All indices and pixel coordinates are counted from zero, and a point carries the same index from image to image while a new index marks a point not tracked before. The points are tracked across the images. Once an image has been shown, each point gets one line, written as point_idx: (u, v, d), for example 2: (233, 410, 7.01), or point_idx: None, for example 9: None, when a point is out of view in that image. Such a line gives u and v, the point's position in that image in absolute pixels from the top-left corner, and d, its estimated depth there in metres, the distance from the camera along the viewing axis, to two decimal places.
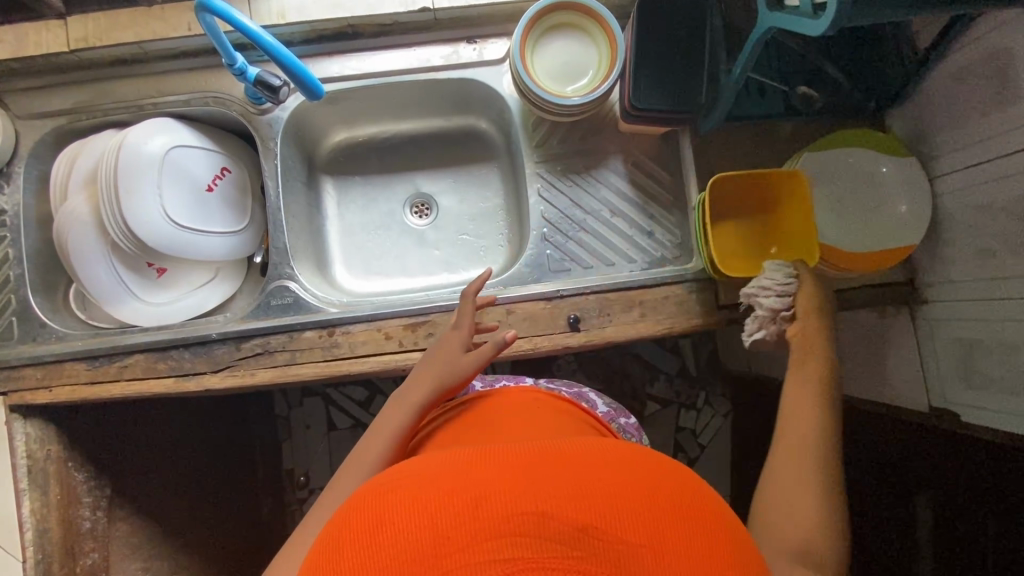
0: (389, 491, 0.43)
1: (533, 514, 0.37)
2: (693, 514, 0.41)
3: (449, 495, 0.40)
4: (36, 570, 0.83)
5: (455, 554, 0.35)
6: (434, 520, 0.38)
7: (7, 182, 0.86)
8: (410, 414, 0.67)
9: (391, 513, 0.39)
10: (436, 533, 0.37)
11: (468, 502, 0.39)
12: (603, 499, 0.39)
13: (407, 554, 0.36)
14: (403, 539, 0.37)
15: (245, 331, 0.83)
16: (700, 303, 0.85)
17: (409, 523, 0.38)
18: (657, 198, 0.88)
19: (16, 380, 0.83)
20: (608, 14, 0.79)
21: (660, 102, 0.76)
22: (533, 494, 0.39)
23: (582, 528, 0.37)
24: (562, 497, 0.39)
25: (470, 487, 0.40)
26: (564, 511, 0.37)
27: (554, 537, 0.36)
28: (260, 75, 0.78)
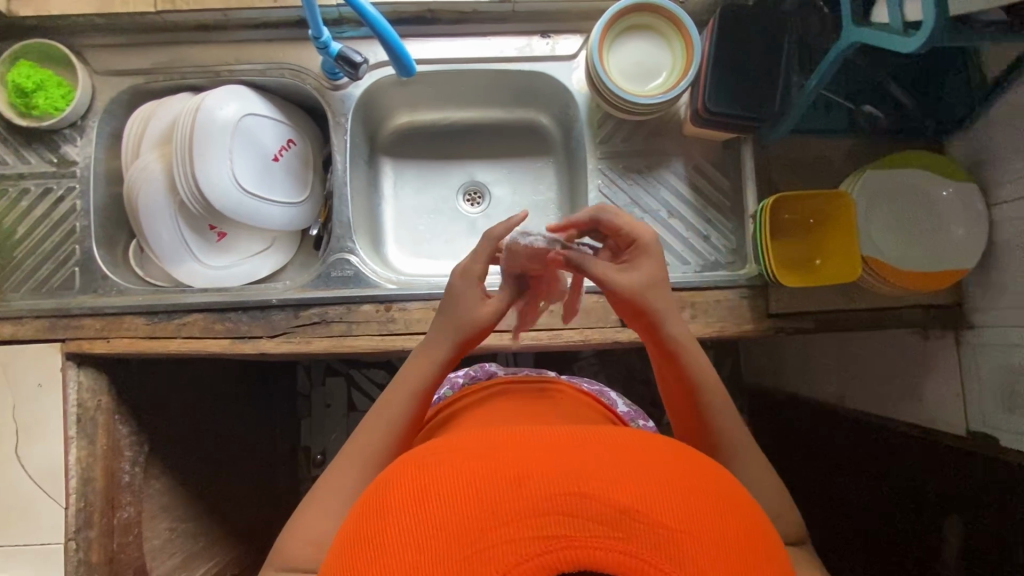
0: (434, 461, 0.43)
1: (577, 495, 0.37)
2: (732, 505, 0.40)
3: (493, 469, 0.40)
4: (77, 517, 0.84)
5: (499, 529, 0.36)
6: (479, 493, 0.38)
7: (80, 135, 0.88)
8: (430, 371, 0.65)
9: (437, 484, 0.40)
10: (480, 506, 0.37)
11: (511, 477, 0.39)
12: (644, 481, 0.39)
13: (453, 526, 0.37)
14: (449, 510, 0.38)
15: (304, 299, 0.84)
16: (751, 309, 0.86)
17: (455, 494, 0.39)
18: (716, 203, 0.89)
19: (75, 329, 0.84)
20: (688, 18, 0.80)
21: (734, 108, 0.77)
22: (573, 473, 0.39)
23: (624, 510, 0.36)
24: (605, 479, 0.38)
25: (514, 462, 0.40)
26: (607, 493, 0.37)
27: (594, 518, 0.36)
28: (343, 50, 0.80)
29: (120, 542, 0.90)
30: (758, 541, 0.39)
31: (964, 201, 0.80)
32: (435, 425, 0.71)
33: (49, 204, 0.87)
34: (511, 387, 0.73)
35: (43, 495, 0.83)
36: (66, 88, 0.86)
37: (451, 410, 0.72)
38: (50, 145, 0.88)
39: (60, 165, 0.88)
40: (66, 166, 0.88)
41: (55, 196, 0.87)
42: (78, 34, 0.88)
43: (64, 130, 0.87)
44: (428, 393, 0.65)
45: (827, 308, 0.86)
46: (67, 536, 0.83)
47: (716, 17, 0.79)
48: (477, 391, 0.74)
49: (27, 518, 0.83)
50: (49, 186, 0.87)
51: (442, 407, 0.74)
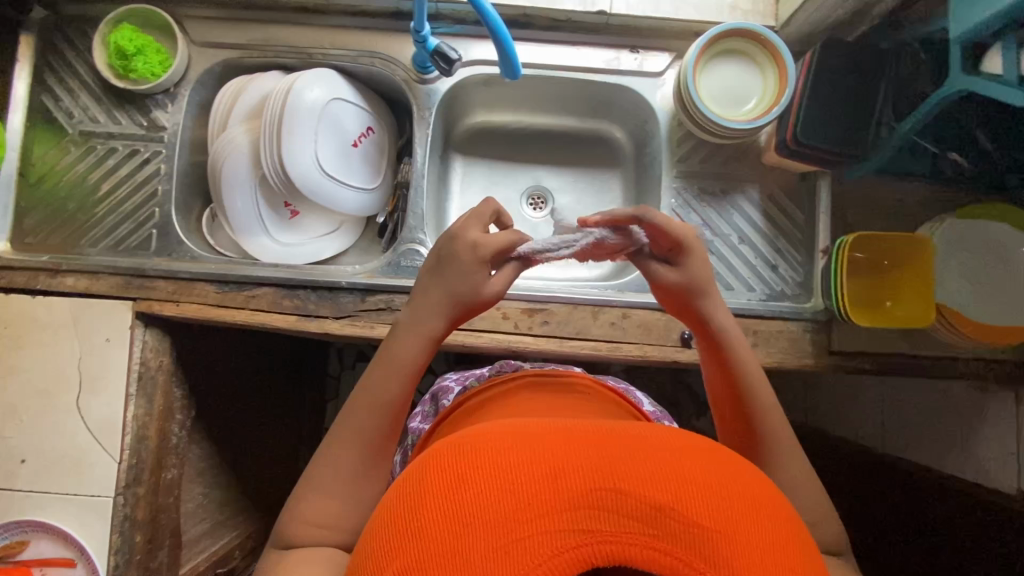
0: (463, 445, 0.41)
1: (612, 491, 0.36)
2: (772, 504, 0.39)
3: (526, 458, 0.38)
4: (127, 474, 0.85)
5: (534, 522, 0.35)
6: (513, 483, 0.36)
7: (171, 102, 0.90)
8: (421, 343, 0.62)
9: (469, 470, 0.38)
10: (514, 496, 0.36)
11: (546, 470, 0.37)
12: (682, 477, 0.38)
13: (486, 518, 0.35)
14: (481, 500, 0.36)
15: (372, 285, 0.86)
16: (812, 344, 0.86)
17: (488, 482, 0.37)
18: (788, 234, 0.89)
19: (148, 290, 0.86)
20: (784, 48, 0.80)
21: (824, 142, 0.77)
22: (609, 468, 0.37)
23: (661, 508, 0.36)
24: (641, 474, 0.37)
25: (547, 452, 0.38)
26: (644, 490, 0.36)
27: (630, 514, 0.35)
28: (439, 46, 0.81)
29: (161, 502, 0.92)
30: (796, 541, 0.38)
31: None
32: (459, 413, 0.70)
33: (135, 165, 0.90)
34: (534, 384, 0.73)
35: (98, 448, 0.84)
36: (164, 56, 0.89)
37: (475, 401, 0.72)
38: (142, 108, 0.90)
39: (149, 128, 0.90)
40: (154, 130, 0.90)
41: (141, 158, 0.90)
42: (181, 3, 0.90)
43: (157, 96, 0.90)
44: (418, 367, 0.62)
45: (890, 352, 0.86)
46: (116, 491, 0.84)
47: (813, 51, 0.79)
48: (502, 384, 0.74)
49: (81, 469, 0.84)
50: (136, 148, 0.90)
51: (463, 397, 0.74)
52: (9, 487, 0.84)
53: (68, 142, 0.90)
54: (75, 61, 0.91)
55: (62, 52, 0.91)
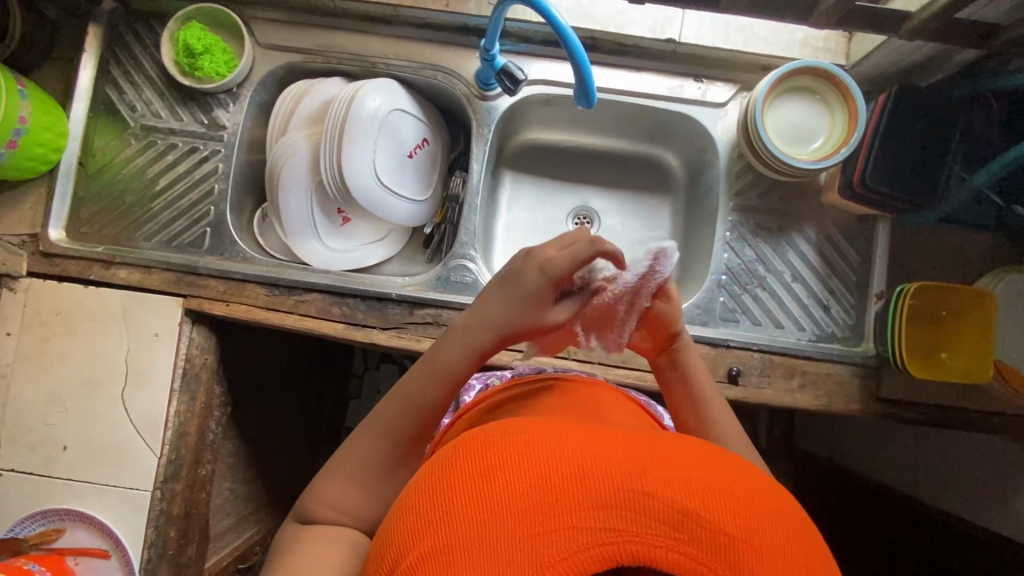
0: (492, 437, 0.42)
1: (639, 492, 0.37)
2: (794, 519, 0.39)
3: (553, 454, 0.39)
4: (167, 469, 0.85)
5: (561, 515, 0.35)
6: (542, 479, 0.37)
7: (233, 102, 0.91)
8: (468, 354, 0.60)
9: (499, 460, 0.40)
10: (542, 490, 0.37)
11: (575, 469, 0.38)
12: (707, 487, 0.38)
13: (514, 508, 0.36)
14: (509, 492, 0.37)
15: (421, 299, 0.85)
16: (861, 389, 0.85)
17: (516, 474, 0.38)
18: (842, 275, 0.88)
19: (198, 288, 0.87)
20: (856, 90, 0.79)
21: (892, 189, 0.76)
22: (636, 472, 0.38)
23: (687, 513, 0.36)
24: (668, 480, 0.38)
25: (576, 453, 0.39)
26: (671, 494, 0.37)
27: (656, 516, 0.36)
28: (507, 65, 0.81)
29: (195, 497, 0.92)
30: (822, 561, 0.38)
31: None
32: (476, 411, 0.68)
33: (193, 163, 0.90)
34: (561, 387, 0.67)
35: (139, 441, 0.85)
36: (229, 56, 0.89)
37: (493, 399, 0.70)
38: (204, 106, 0.90)
39: (209, 127, 0.90)
40: (214, 129, 0.90)
41: (200, 156, 0.90)
42: (249, 5, 0.90)
43: (219, 95, 0.90)
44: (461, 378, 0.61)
45: (940, 403, 0.84)
46: (155, 485, 0.85)
47: (887, 95, 0.78)
48: (524, 382, 0.70)
49: (121, 461, 0.85)
50: (195, 145, 0.90)
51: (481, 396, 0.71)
52: (50, 474, 0.84)
53: (128, 135, 0.91)
54: (141, 55, 0.91)
55: (128, 45, 0.91)
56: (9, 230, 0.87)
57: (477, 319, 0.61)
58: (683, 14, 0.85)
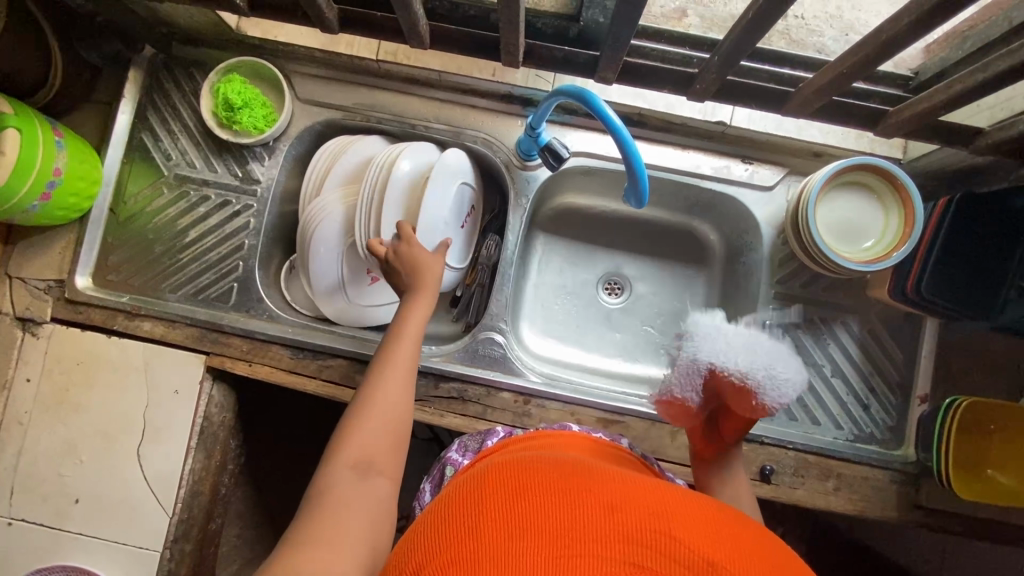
0: (527, 472, 0.45)
1: (665, 536, 0.38)
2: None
3: (585, 493, 0.41)
4: (177, 529, 0.83)
5: (588, 543, 0.36)
6: (573, 510, 0.39)
7: (269, 155, 0.89)
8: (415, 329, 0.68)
9: (535, 489, 0.42)
10: (571, 519, 0.38)
11: (605, 506, 0.40)
12: (732, 548, 0.39)
13: (546, 530, 0.37)
14: (542, 517, 0.39)
15: (448, 372, 0.83)
16: (898, 497, 0.81)
17: (548, 502, 0.40)
18: (885, 373, 0.84)
19: (222, 345, 0.85)
20: (915, 190, 0.76)
21: (946, 298, 0.73)
22: (665, 519, 0.39)
23: (712, 563, 0.36)
24: (696, 532, 0.39)
25: (608, 495, 0.41)
26: (697, 545, 0.37)
27: (681, 561, 0.36)
28: (552, 143, 0.79)
29: (204, 554, 0.90)
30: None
31: None
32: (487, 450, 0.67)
33: (224, 215, 0.89)
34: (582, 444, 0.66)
35: (152, 499, 0.83)
36: (269, 109, 0.87)
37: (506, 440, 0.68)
38: (239, 158, 0.89)
39: (243, 180, 0.89)
40: (248, 182, 0.89)
41: (232, 209, 0.89)
42: (293, 59, 0.89)
43: (256, 148, 0.89)
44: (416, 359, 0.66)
45: (981, 517, 0.81)
46: (165, 545, 0.83)
47: (947, 200, 0.74)
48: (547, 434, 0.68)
49: (132, 517, 0.83)
50: (228, 198, 0.89)
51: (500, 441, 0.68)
52: (59, 526, 0.83)
53: (161, 183, 0.90)
54: (179, 103, 0.90)
55: (167, 92, 0.90)
56: (36, 275, 0.86)
57: (414, 326, 0.68)
58: None
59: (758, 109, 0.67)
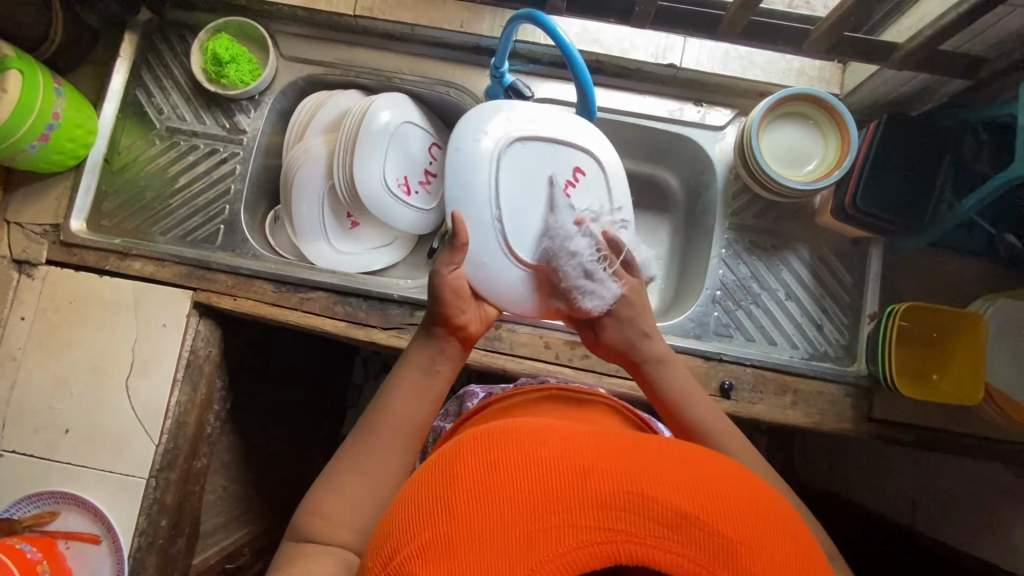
0: (496, 433, 0.42)
1: (639, 496, 0.37)
2: (788, 522, 0.40)
3: (557, 453, 0.39)
4: (163, 459, 0.87)
5: (562, 514, 0.36)
6: (543, 479, 0.38)
7: (255, 108, 0.96)
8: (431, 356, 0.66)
9: (504, 458, 0.39)
10: (542, 489, 0.37)
11: (577, 471, 0.38)
12: (704, 489, 0.39)
13: (517, 506, 0.37)
14: (511, 492, 0.37)
15: (423, 300, 0.88)
16: (853, 409, 0.85)
17: (520, 473, 0.38)
18: (836, 295, 0.89)
19: (208, 282, 0.90)
20: (849, 116, 0.82)
21: (881, 210, 0.79)
22: (637, 476, 0.39)
23: (685, 516, 0.37)
24: (669, 484, 0.39)
25: (580, 454, 0.40)
26: (669, 497, 0.38)
27: (655, 519, 0.37)
28: (515, 83, 0.86)
29: (189, 490, 0.93)
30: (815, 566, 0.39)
31: None
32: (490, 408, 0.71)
33: (212, 163, 0.95)
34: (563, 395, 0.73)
35: (139, 428, 0.86)
36: (254, 66, 0.94)
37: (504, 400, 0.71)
38: (227, 111, 0.96)
39: (230, 131, 0.95)
40: (235, 133, 0.95)
41: (220, 157, 0.95)
42: (278, 20, 0.96)
43: (242, 101, 0.95)
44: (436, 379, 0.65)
45: (931, 426, 0.85)
46: (151, 473, 0.86)
47: (877, 122, 0.81)
48: (530, 389, 0.73)
49: (120, 447, 0.86)
50: (216, 148, 0.95)
51: (495, 396, 0.72)
52: (49, 456, 0.86)
53: (153, 136, 0.96)
54: (171, 62, 0.97)
55: (160, 52, 0.97)
56: (33, 219, 0.91)
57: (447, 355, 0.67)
58: (685, 41, 0.89)
59: (695, 34, 0.73)
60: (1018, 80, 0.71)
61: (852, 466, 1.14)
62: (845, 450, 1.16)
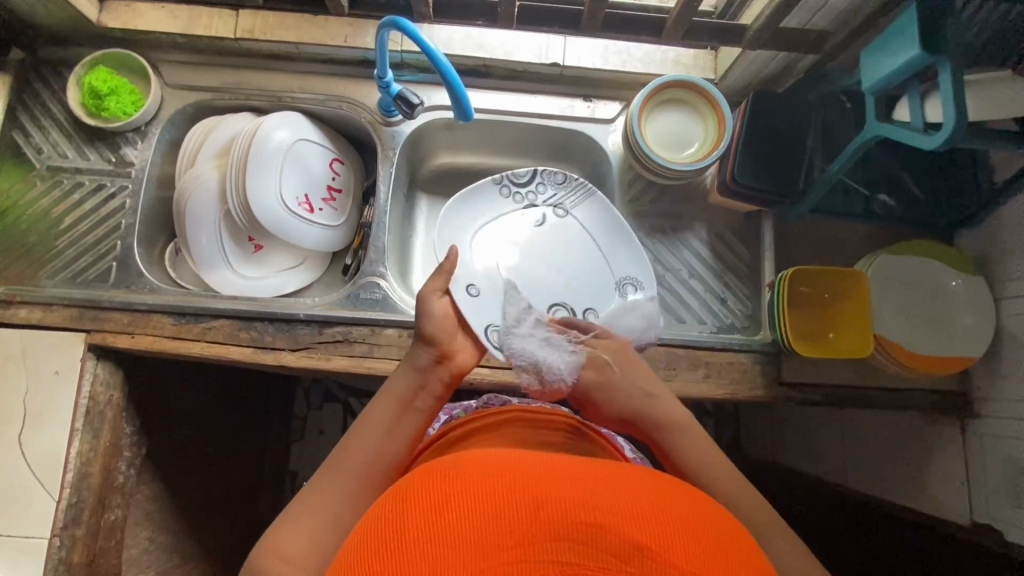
0: (450, 471, 0.40)
1: (590, 525, 0.34)
2: (747, 556, 0.37)
3: (514, 489, 0.37)
4: (66, 515, 0.81)
5: (514, 549, 0.33)
6: (496, 512, 0.35)
7: (141, 139, 0.93)
8: (407, 377, 0.67)
9: (455, 494, 0.37)
10: (494, 525, 0.34)
11: (530, 501, 0.36)
12: (660, 516, 0.36)
13: (467, 544, 0.33)
14: (462, 527, 0.34)
15: (331, 317, 0.86)
16: (763, 376, 0.87)
17: (478, 507, 0.35)
18: (735, 268, 0.93)
19: (102, 322, 0.86)
20: (721, 97, 0.86)
21: (760, 183, 0.83)
22: (590, 505, 0.36)
23: (638, 547, 0.34)
24: (623, 514, 0.36)
25: (536, 485, 0.37)
26: (624, 528, 0.35)
27: (607, 550, 0.33)
28: (402, 91, 0.86)
29: (101, 545, 0.87)
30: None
31: (974, 292, 0.82)
32: (444, 441, 0.64)
33: (101, 200, 0.92)
34: (521, 418, 0.65)
35: (37, 485, 0.81)
36: (137, 96, 0.92)
37: (460, 431, 0.65)
38: (112, 145, 0.93)
39: (117, 165, 0.93)
40: (122, 166, 0.93)
41: (108, 192, 0.92)
42: (159, 49, 0.94)
43: (127, 134, 0.93)
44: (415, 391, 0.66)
45: (837, 384, 0.88)
46: (53, 532, 0.80)
47: (748, 101, 0.85)
48: (489, 415, 0.67)
49: (17, 508, 0.81)
50: (103, 182, 0.93)
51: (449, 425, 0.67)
52: None
53: (34, 177, 0.93)
54: (50, 101, 0.94)
55: (36, 91, 0.94)
56: None
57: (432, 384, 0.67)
58: (566, 40, 0.92)
59: (562, 29, 0.84)
60: (860, 47, 0.76)
61: (789, 437, 1.16)
62: (782, 422, 1.18)
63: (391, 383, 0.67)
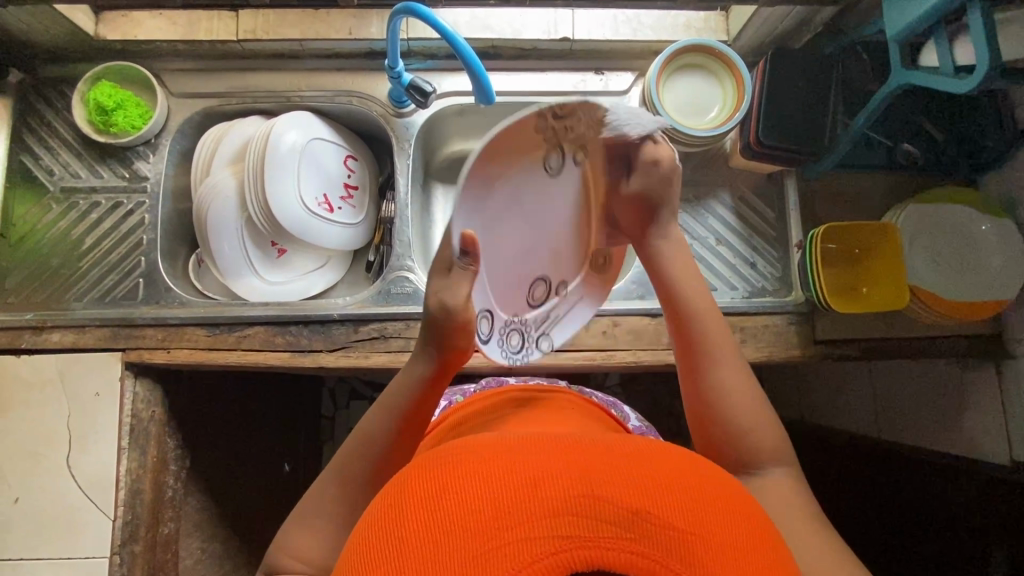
0: (438, 456, 0.37)
1: (586, 496, 0.33)
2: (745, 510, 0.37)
3: (507, 467, 0.34)
4: (123, 532, 0.82)
5: (511, 530, 0.31)
6: (487, 493, 0.33)
7: (152, 152, 0.92)
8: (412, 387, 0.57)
9: (444, 480, 0.35)
10: (485, 507, 0.32)
11: (523, 478, 0.34)
12: (653, 478, 0.35)
13: (462, 530, 0.32)
14: (455, 512, 0.33)
15: (365, 315, 0.86)
16: (799, 336, 0.87)
17: (471, 491, 0.33)
18: (762, 232, 0.93)
19: (136, 340, 0.85)
20: (738, 58, 0.85)
21: (784, 142, 0.82)
22: (585, 475, 0.34)
23: (636, 511, 0.33)
24: (619, 480, 0.34)
25: (529, 459, 0.35)
26: (621, 494, 0.33)
27: (605, 519, 0.32)
28: (414, 80, 0.85)
29: (159, 559, 0.88)
30: (767, 545, 0.36)
31: (1005, 236, 0.82)
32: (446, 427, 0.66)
33: (118, 217, 0.91)
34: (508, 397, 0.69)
35: (91, 505, 0.81)
36: (143, 108, 0.90)
37: (462, 415, 0.67)
38: (124, 161, 0.92)
39: (131, 180, 0.92)
40: (137, 181, 0.92)
41: (125, 209, 0.91)
42: (160, 58, 0.92)
43: (138, 148, 0.92)
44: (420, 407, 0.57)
45: (872, 337, 0.88)
46: (112, 550, 0.81)
47: (766, 60, 0.84)
48: (486, 399, 0.69)
49: (75, 530, 0.81)
50: (119, 200, 0.92)
51: (453, 408, 0.70)
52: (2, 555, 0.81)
53: (48, 200, 0.92)
54: (54, 120, 0.92)
55: (39, 112, 0.92)
56: None
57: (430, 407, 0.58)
58: (574, 13, 0.90)
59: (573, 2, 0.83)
60: None
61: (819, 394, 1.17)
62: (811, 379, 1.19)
63: (395, 386, 0.58)
